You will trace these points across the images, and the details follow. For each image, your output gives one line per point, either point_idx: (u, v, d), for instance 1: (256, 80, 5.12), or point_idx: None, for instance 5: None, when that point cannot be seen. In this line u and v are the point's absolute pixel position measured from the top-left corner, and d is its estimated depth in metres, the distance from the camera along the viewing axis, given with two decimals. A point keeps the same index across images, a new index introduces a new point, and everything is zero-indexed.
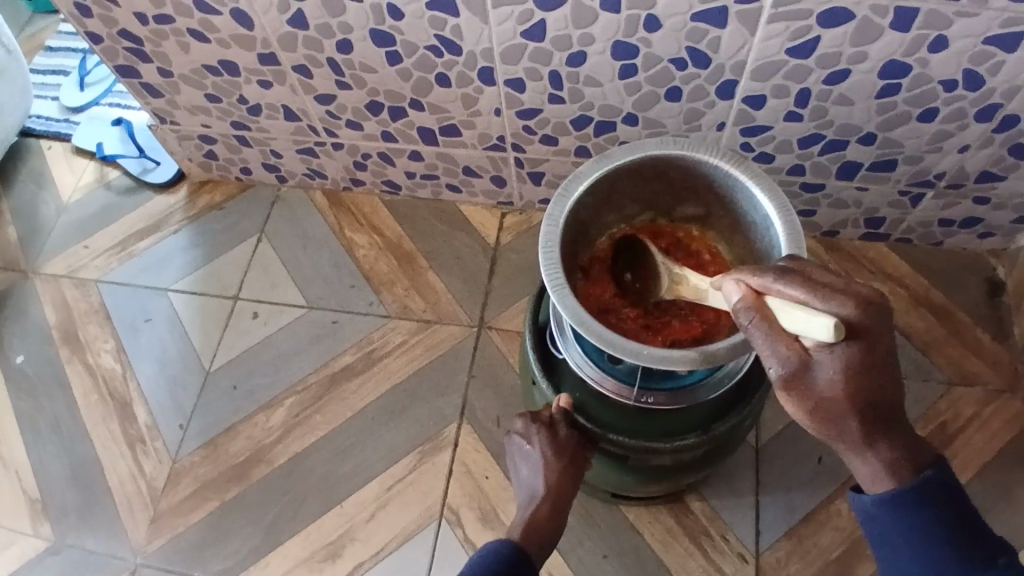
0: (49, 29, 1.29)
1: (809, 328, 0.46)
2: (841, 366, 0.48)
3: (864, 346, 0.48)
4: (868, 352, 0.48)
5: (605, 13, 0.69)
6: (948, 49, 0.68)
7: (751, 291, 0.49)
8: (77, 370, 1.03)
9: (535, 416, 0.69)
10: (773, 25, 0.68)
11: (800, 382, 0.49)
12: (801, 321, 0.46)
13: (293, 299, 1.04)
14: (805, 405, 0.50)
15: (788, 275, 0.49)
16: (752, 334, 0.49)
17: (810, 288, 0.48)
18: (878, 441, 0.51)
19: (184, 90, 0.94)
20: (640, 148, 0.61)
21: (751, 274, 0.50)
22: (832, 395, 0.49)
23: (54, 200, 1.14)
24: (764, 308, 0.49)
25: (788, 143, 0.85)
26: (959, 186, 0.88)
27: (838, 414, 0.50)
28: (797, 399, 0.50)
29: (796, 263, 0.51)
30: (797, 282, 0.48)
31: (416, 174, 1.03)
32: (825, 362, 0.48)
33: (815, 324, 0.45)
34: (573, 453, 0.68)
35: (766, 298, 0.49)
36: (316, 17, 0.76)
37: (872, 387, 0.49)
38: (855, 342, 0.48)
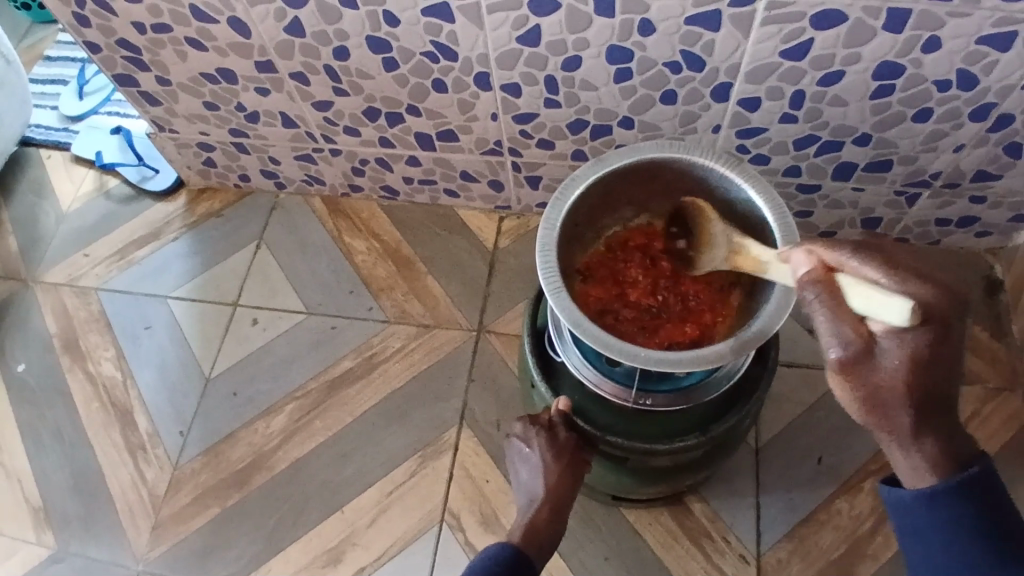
0: (48, 39, 1.30)
1: (880, 306, 0.45)
2: (906, 354, 0.47)
3: (935, 335, 0.47)
4: (938, 341, 0.47)
5: (599, 18, 0.70)
6: (940, 49, 0.69)
7: (822, 265, 0.50)
8: (78, 378, 1.03)
9: (534, 419, 0.69)
10: (766, 28, 0.68)
11: (860, 365, 0.48)
12: (870, 298, 0.46)
13: (292, 305, 1.05)
14: (859, 391, 0.49)
15: (865, 254, 0.48)
16: (816, 309, 0.48)
17: (884, 270, 0.48)
18: (925, 437, 0.50)
19: (183, 98, 0.94)
20: (635, 151, 0.62)
21: (826, 250, 0.50)
22: (891, 383, 0.48)
23: (54, 209, 1.15)
24: (834, 283, 0.48)
25: (784, 144, 0.85)
26: (955, 185, 0.88)
27: (891, 401, 0.48)
28: (853, 382, 0.48)
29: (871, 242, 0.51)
30: (873, 262, 0.48)
31: (414, 179, 1.04)
32: (892, 346, 0.47)
33: (887, 301, 0.45)
34: (572, 455, 0.68)
35: (838, 276, 0.48)
36: (312, 25, 0.77)
37: (933, 380, 0.48)
38: (928, 330, 0.47)
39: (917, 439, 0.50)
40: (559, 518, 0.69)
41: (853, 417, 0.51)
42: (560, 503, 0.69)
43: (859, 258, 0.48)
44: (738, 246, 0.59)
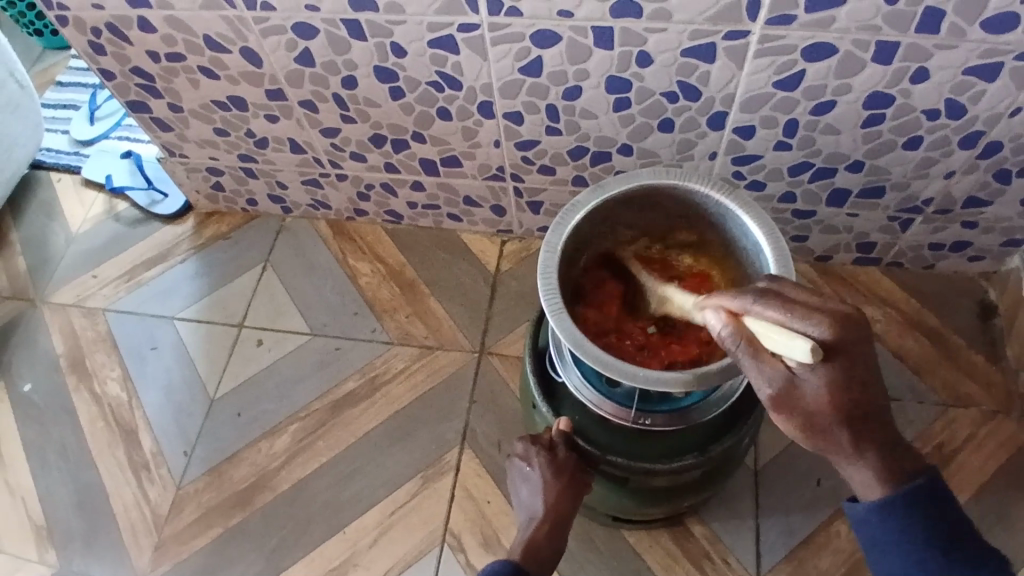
0: (60, 65, 1.33)
1: (787, 350, 0.47)
2: (825, 381, 0.49)
3: (843, 360, 0.49)
4: (849, 363, 0.49)
5: (599, 50, 0.73)
6: (929, 80, 0.71)
7: (731, 315, 0.51)
8: (84, 397, 1.04)
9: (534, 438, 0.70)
10: (760, 60, 0.71)
11: (788, 399, 0.50)
12: (780, 343, 0.48)
13: (297, 326, 1.06)
14: (794, 420, 0.51)
15: (767, 297, 0.50)
16: (740, 357, 0.51)
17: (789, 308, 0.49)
18: (865, 450, 0.52)
19: (194, 124, 0.97)
20: (634, 178, 0.64)
21: (729, 298, 0.51)
22: (818, 407, 0.50)
23: (63, 231, 1.17)
24: (745, 330, 0.50)
25: (779, 171, 0.87)
26: (947, 212, 0.90)
27: (824, 424, 0.51)
28: (787, 415, 0.51)
29: (778, 284, 0.53)
30: (774, 302, 0.49)
31: (418, 204, 1.06)
32: (809, 376, 0.50)
33: (793, 346, 0.47)
34: (572, 475, 0.69)
35: (745, 320, 0.50)
36: (322, 55, 0.80)
37: (855, 396, 0.50)
38: (836, 359, 0.49)
39: (857, 451, 0.52)
40: (560, 535, 0.70)
41: (800, 442, 0.53)
42: (561, 522, 0.70)
43: (760, 299, 0.50)
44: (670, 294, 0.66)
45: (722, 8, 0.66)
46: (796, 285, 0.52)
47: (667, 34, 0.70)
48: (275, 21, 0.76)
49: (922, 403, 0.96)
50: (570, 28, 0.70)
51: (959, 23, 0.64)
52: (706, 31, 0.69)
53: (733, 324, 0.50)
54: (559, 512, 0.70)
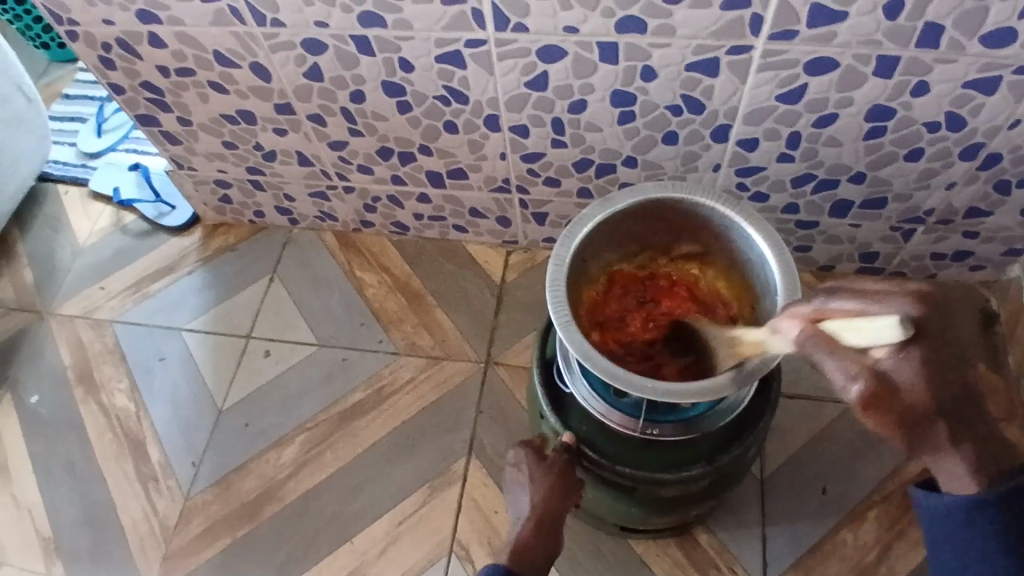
0: (66, 79, 1.35)
1: (870, 337, 0.43)
2: (917, 366, 0.43)
3: (935, 341, 0.43)
4: (942, 350, 0.44)
5: (604, 65, 0.74)
6: (929, 93, 0.72)
7: (808, 319, 0.50)
8: (91, 409, 1.05)
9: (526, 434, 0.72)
10: (763, 74, 0.72)
11: (880, 398, 0.45)
12: (859, 332, 0.44)
13: (304, 337, 1.07)
14: (890, 419, 0.46)
15: (836, 291, 0.48)
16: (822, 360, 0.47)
17: (861, 297, 0.46)
18: (965, 444, 0.45)
19: (202, 138, 0.98)
20: (640, 191, 0.65)
21: (807, 302, 0.50)
22: (915, 400, 0.44)
23: (70, 244, 1.18)
24: (820, 331, 0.48)
25: (782, 182, 0.88)
26: (948, 221, 0.91)
27: (922, 421, 0.45)
28: (884, 416, 0.45)
29: (848, 280, 0.49)
30: (845, 295, 0.47)
31: (424, 216, 1.07)
32: (898, 365, 0.44)
33: (877, 329, 0.43)
34: (561, 474, 0.69)
35: (823, 320, 0.48)
36: (330, 70, 0.81)
37: (952, 384, 0.44)
38: (927, 340, 0.43)
39: (953, 448, 0.46)
40: (549, 535, 0.70)
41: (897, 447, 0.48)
42: (548, 523, 0.70)
43: (834, 296, 0.48)
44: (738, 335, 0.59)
45: (725, 24, 0.67)
46: (872, 277, 0.47)
47: (670, 49, 0.71)
48: (284, 37, 0.77)
49: None
50: (575, 43, 0.72)
51: (958, 37, 0.65)
52: (709, 46, 0.70)
53: (812, 329, 0.49)
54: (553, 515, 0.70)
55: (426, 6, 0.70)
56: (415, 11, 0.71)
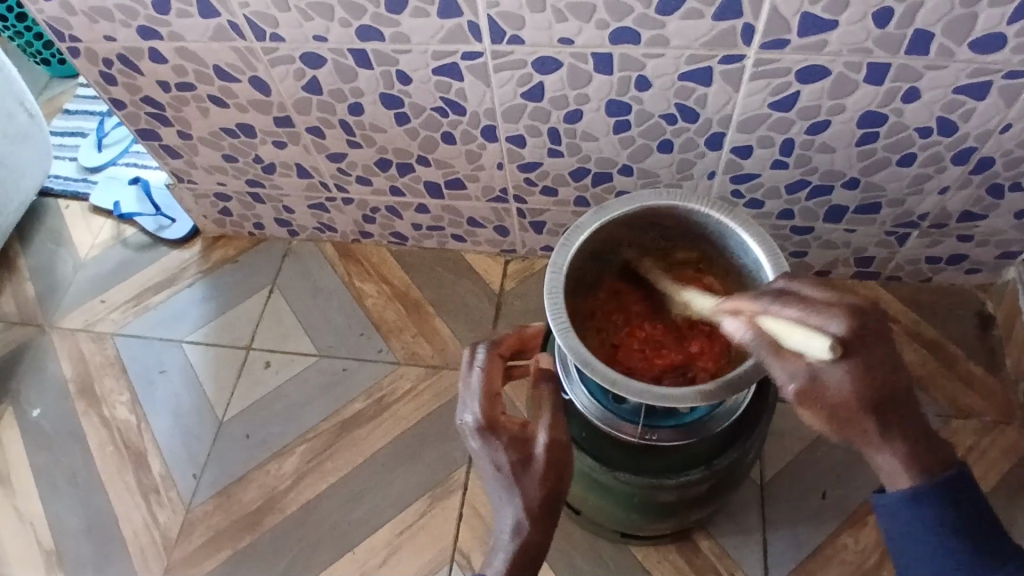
0: (66, 93, 1.36)
1: (806, 348, 0.46)
2: (849, 375, 0.49)
3: (863, 354, 0.48)
4: (867, 357, 0.49)
5: (598, 75, 0.75)
6: (919, 99, 0.73)
7: (749, 319, 0.50)
8: (93, 422, 1.05)
9: (499, 425, 0.57)
10: (755, 82, 0.73)
11: (813, 394, 0.50)
12: (796, 341, 0.46)
13: (304, 348, 1.07)
14: (821, 414, 0.51)
15: (784, 298, 0.49)
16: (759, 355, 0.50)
17: (802, 306, 0.48)
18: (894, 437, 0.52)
19: (203, 151, 0.99)
20: (636, 199, 0.66)
21: (748, 301, 0.51)
22: (846, 400, 0.50)
23: (72, 257, 1.19)
24: (763, 330, 0.49)
25: (777, 189, 0.89)
26: (943, 226, 0.92)
27: (849, 417, 0.50)
28: (815, 409, 0.51)
29: (792, 282, 0.52)
30: (790, 302, 0.49)
31: (422, 226, 1.08)
32: (832, 370, 0.49)
33: (811, 343, 0.46)
34: (561, 472, 0.56)
35: (762, 320, 0.49)
36: (329, 83, 0.82)
37: (881, 387, 0.50)
38: (856, 352, 0.48)
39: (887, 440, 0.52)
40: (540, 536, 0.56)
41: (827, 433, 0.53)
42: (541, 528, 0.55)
43: (779, 302, 0.49)
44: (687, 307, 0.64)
45: (718, 34, 0.68)
46: (809, 282, 0.52)
47: (664, 59, 0.72)
48: (283, 51, 0.78)
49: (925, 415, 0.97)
50: (570, 54, 0.73)
51: (947, 44, 0.67)
52: (701, 56, 0.71)
53: (752, 328, 0.49)
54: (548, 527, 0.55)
55: (423, 19, 0.71)
56: (413, 24, 0.72)
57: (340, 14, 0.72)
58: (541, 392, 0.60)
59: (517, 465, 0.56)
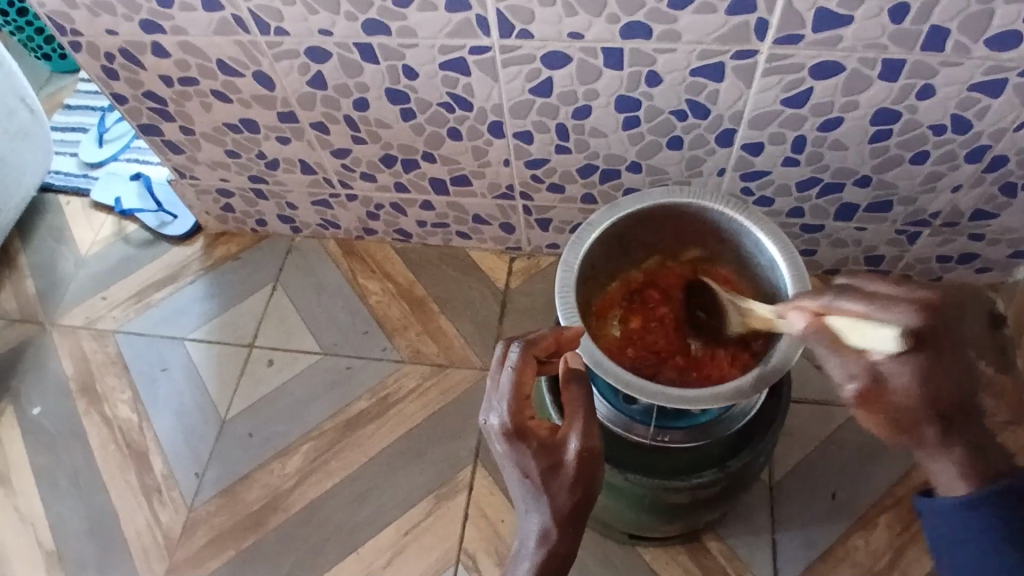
0: (67, 89, 1.35)
1: (873, 341, 0.48)
2: (915, 373, 0.49)
3: (935, 352, 0.49)
4: (937, 358, 0.49)
5: (608, 70, 0.74)
6: (934, 96, 0.72)
7: (813, 313, 0.52)
8: (94, 421, 1.04)
9: (526, 430, 0.53)
10: (767, 78, 0.72)
11: (877, 396, 0.51)
12: (864, 335, 0.48)
13: (307, 346, 1.06)
14: (884, 418, 0.52)
15: (847, 292, 0.51)
16: (826, 354, 0.51)
17: (868, 301, 0.50)
18: (955, 444, 0.52)
19: (205, 147, 0.98)
20: (648, 197, 0.64)
21: (813, 299, 0.53)
22: (909, 400, 0.50)
23: (73, 254, 1.17)
24: (829, 328, 0.51)
25: (787, 187, 0.88)
26: (954, 224, 0.91)
27: (917, 420, 0.51)
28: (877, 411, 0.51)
29: (856, 275, 0.54)
30: (855, 297, 0.50)
31: (427, 223, 1.07)
32: (898, 369, 0.49)
33: (880, 337, 0.48)
34: (590, 481, 0.54)
35: (828, 316, 0.51)
36: (334, 78, 0.81)
37: (949, 388, 0.50)
38: (927, 348, 0.49)
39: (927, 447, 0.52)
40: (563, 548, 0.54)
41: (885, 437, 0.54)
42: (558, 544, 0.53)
43: (842, 296, 0.51)
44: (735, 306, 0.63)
45: (730, 28, 0.67)
46: (881, 277, 0.52)
47: (675, 54, 0.71)
48: (287, 46, 0.77)
49: None
50: (580, 49, 0.72)
51: (964, 41, 0.65)
52: (713, 51, 0.70)
53: (816, 323, 0.52)
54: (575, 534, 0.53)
55: (431, 13, 0.70)
56: (420, 18, 0.71)
57: (346, 8, 0.71)
58: (571, 395, 0.55)
59: (547, 472, 0.53)
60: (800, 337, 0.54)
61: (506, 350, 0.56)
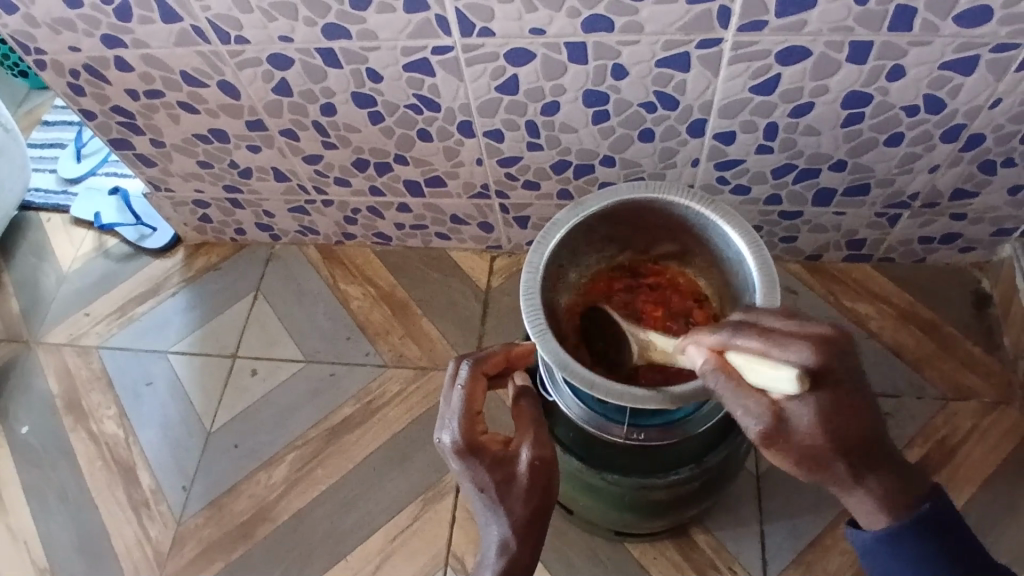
0: (44, 105, 1.34)
1: (773, 382, 0.46)
2: (814, 412, 0.49)
3: (833, 390, 0.48)
4: (840, 395, 0.49)
5: (573, 65, 0.73)
6: (905, 77, 0.71)
7: (711, 350, 0.51)
8: (81, 437, 1.04)
9: (479, 446, 0.53)
10: (734, 66, 0.71)
11: (779, 437, 0.50)
12: (762, 375, 0.47)
13: (291, 354, 1.06)
14: (791, 456, 0.51)
15: (742, 329, 0.49)
16: (721, 393, 0.50)
17: (763, 339, 0.48)
18: (868, 478, 0.52)
19: (176, 158, 0.97)
20: (614, 193, 0.64)
21: (707, 334, 0.51)
22: (811, 442, 0.49)
23: (54, 270, 1.17)
24: (727, 363, 0.50)
25: (762, 174, 0.87)
26: (935, 205, 0.90)
27: (823, 458, 0.50)
28: (780, 452, 0.50)
29: (748, 311, 0.52)
30: (751, 333, 0.49)
31: (405, 225, 1.06)
32: (800, 409, 0.49)
33: (778, 379, 0.46)
34: (546, 488, 0.54)
35: (726, 353, 0.50)
36: (299, 84, 0.80)
37: (849, 426, 0.50)
38: (822, 386, 0.48)
39: (857, 479, 0.52)
40: (533, 551, 0.53)
41: (797, 475, 0.53)
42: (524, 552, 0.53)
43: (739, 333, 0.49)
44: (646, 340, 0.61)
45: (693, 17, 0.66)
46: (772, 313, 0.51)
47: (639, 46, 0.70)
48: (250, 53, 0.76)
49: (922, 398, 0.95)
50: (543, 45, 0.71)
51: (932, 19, 0.64)
52: (678, 41, 0.69)
53: (713, 358, 0.50)
54: (533, 547, 0.53)
55: (389, 15, 0.69)
56: (379, 20, 0.70)
57: (305, 13, 0.70)
58: (523, 411, 0.56)
59: (501, 485, 0.53)
60: (697, 374, 0.52)
61: (456, 368, 0.57)
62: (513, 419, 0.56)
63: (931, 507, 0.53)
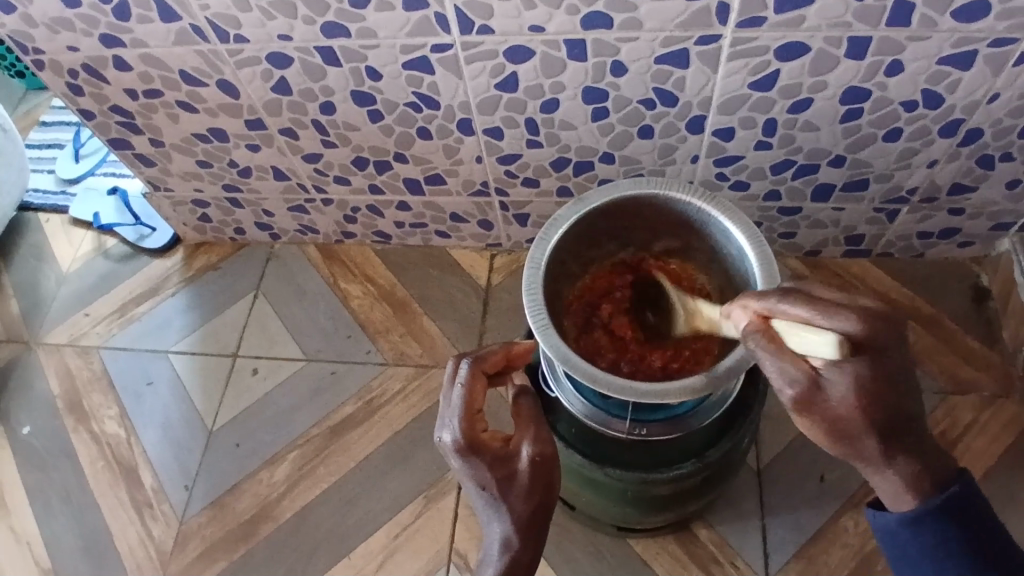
0: (42, 106, 1.33)
1: (814, 348, 0.47)
2: (851, 382, 0.48)
3: (874, 359, 0.48)
4: (880, 365, 0.48)
5: (572, 62, 0.73)
6: (903, 72, 0.71)
7: (757, 314, 0.51)
8: (82, 437, 1.04)
9: (480, 443, 0.54)
10: (733, 62, 0.71)
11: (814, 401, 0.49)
12: (804, 341, 0.48)
13: (292, 353, 1.06)
14: (820, 423, 0.50)
15: (791, 295, 0.50)
16: (761, 358, 0.50)
17: (811, 305, 0.48)
18: (896, 455, 0.50)
19: (175, 158, 0.97)
20: (614, 189, 0.64)
21: (754, 297, 0.51)
22: (844, 411, 0.49)
23: (54, 271, 1.17)
24: (771, 328, 0.51)
25: (761, 170, 0.87)
26: (934, 199, 0.90)
27: (854, 430, 0.49)
28: (810, 419, 0.49)
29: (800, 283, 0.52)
30: (799, 300, 0.49)
31: (405, 223, 1.06)
32: (836, 377, 0.48)
33: (818, 344, 0.47)
34: (546, 485, 0.54)
35: (772, 319, 0.50)
36: (298, 83, 0.80)
37: (882, 401, 0.49)
38: (865, 356, 0.48)
39: (885, 457, 0.50)
40: (535, 547, 0.53)
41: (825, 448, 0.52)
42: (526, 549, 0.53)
43: (786, 299, 0.49)
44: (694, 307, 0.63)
45: (693, 14, 0.66)
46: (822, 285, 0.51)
47: (638, 42, 0.70)
48: (248, 52, 0.76)
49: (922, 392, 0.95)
50: (542, 42, 0.71)
51: (930, 14, 0.64)
52: (677, 37, 0.69)
53: (759, 322, 0.51)
54: (536, 545, 0.53)
55: (388, 13, 0.69)
56: (379, 19, 0.70)
57: (303, 11, 0.70)
58: (522, 409, 0.57)
59: (502, 482, 0.53)
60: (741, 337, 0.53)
61: (456, 367, 0.57)
62: (513, 418, 0.57)
63: (957, 491, 0.52)
